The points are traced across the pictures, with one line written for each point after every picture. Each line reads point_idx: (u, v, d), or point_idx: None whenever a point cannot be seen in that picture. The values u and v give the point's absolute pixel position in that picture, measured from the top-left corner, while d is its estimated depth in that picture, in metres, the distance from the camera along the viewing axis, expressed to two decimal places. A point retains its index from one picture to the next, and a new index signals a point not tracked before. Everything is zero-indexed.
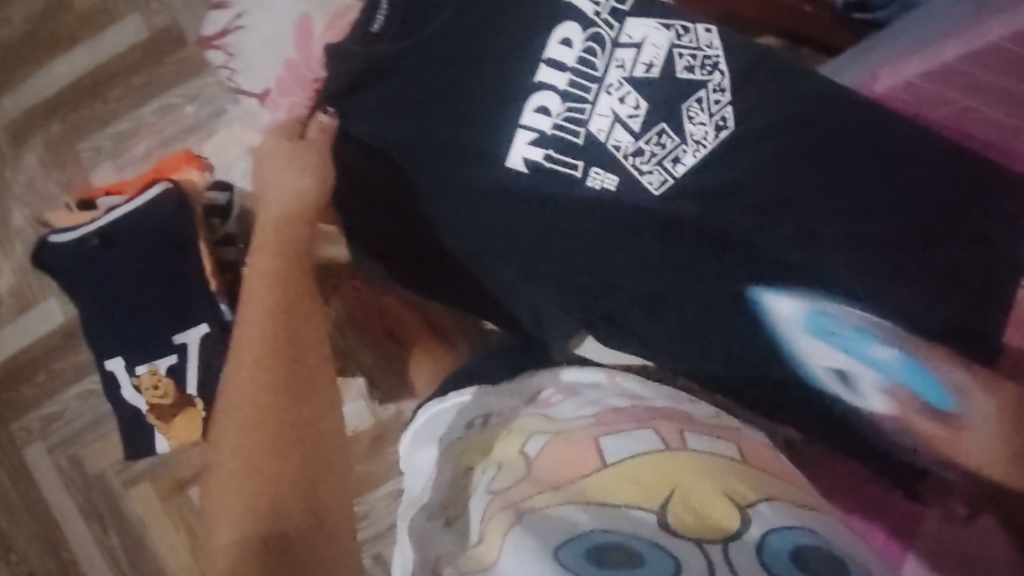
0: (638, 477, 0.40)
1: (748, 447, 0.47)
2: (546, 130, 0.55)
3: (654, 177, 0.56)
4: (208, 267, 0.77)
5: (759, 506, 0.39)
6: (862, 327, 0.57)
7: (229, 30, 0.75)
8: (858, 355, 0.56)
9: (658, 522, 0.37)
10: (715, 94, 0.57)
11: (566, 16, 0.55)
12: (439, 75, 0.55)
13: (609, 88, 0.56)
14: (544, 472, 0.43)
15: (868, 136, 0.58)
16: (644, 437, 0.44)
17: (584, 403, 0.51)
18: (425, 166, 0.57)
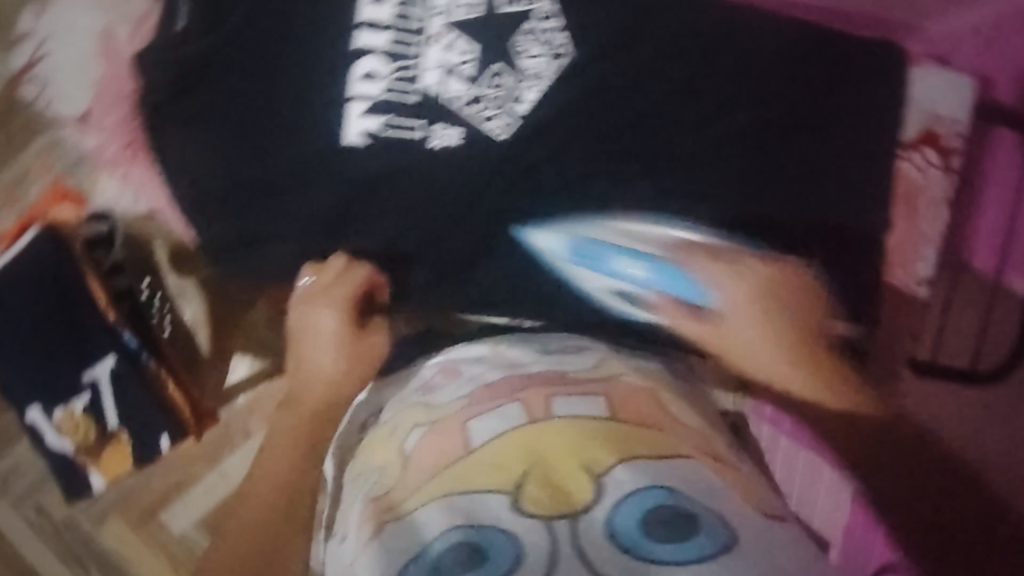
0: (497, 463, 0.40)
1: (622, 396, 0.46)
2: (377, 96, 0.54)
3: (498, 121, 0.54)
4: (101, 299, 0.76)
5: (616, 470, 0.38)
6: (603, 251, 0.54)
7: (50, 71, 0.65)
8: (609, 274, 0.55)
9: (512, 505, 0.37)
10: (543, 22, 0.56)
11: None
12: (258, 66, 0.54)
13: (432, 39, 0.54)
14: (413, 470, 0.42)
15: (704, 41, 0.57)
16: (509, 411, 0.43)
17: (465, 381, 0.50)
18: (263, 158, 0.55)
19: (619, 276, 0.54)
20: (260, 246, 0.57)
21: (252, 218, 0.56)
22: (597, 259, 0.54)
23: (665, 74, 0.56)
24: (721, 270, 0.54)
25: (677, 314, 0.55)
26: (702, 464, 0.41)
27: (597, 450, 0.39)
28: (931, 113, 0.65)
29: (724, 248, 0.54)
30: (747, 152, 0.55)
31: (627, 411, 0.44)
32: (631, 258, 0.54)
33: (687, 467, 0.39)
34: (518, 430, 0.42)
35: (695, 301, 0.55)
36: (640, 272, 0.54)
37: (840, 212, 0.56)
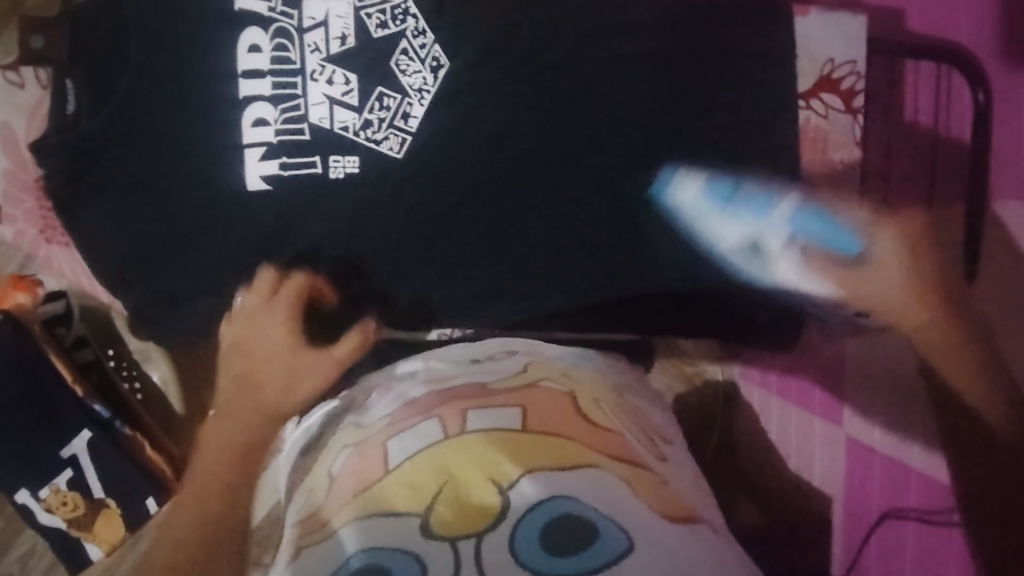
0: (413, 484, 0.43)
1: (538, 402, 0.49)
2: (271, 139, 0.56)
3: (392, 141, 0.57)
4: (68, 375, 0.78)
5: (521, 484, 0.41)
6: (742, 196, 0.58)
7: None
8: (754, 215, 0.59)
9: (422, 528, 0.40)
10: (418, 38, 0.57)
11: (245, 23, 0.55)
12: (153, 129, 0.55)
13: (312, 74, 0.56)
14: (337, 491, 0.46)
15: (584, 27, 0.58)
16: (427, 429, 0.47)
17: (390, 398, 0.54)
18: (176, 215, 0.56)
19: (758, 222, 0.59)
20: (188, 304, 0.59)
21: (176, 278, 0.58)
22: (741, 203, 0.58)
23: (544, 67, 0.58)
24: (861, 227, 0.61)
25: (828, 266, 0.59)
26: (609, 473, 0.43)
27: (505, 463, 0.43)
28: (826, 59, 0.64)
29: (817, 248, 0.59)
30: (635, 136, 0.57)
31: (539, 421, 0.47)
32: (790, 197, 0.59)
33: (592, 481, 0.42)
34: (436, 447, 0.45)
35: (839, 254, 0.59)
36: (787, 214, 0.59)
37: (741, 170, 0.58)
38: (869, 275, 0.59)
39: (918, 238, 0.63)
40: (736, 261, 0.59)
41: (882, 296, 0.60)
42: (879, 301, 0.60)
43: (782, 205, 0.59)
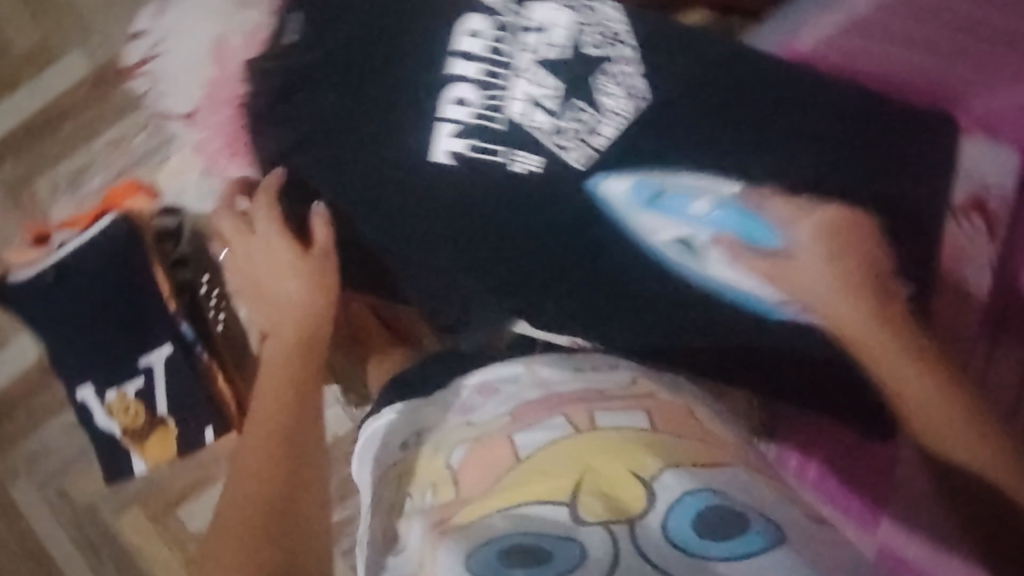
0: (550, 473, 0.56)
1: (656, 409, 0.62)
2: (466, 120, 0.57)
3: (577, 152, 0.58)
4: (164, 289, 0.79)
5: (662, 476, 0.54)
6: (665, 194, 0.59)
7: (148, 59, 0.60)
8: (676, 212, 0.60)
9: (571, 513, 0.53)
10: (623, 66, 0.59)
11: (469, 8, 0.57)
12: (354, 81, 0.56)
13: (519, 72, 0.57)
14: (473, 479, 0.59)
15: (778, 94, 0.62)
16: (556, 424, 0.60)
17: (503, 399, 0.65)
18: (355, 169, 0.58)
19: (686, 217, 0.60)
20: None
21: None
22: (664, 202, 0.59)
23: (739, 124, 0.60)
24: (793, 215, 0.60)
25: (750, 261, 0.60)
26: (736, 473, 0.57)
27: (642, 460, 0.55)
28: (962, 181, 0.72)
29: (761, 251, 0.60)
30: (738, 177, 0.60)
31: (661, 426, 0.60)
32: (703, 201, 0.59)
33: (721, 477, 0.56)
34: (567, 438, 0.58)
35: (769, 244, 0.60)
36: (707, 209, 0.59)
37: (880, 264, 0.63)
38: (791, 266, 0.60)
39: (853, 227, 0.60)
40: (668, 255, 0.62)
41: (807, 287, 0.60)
42: (810, 295, 0.60)
43: (701, 204, 0.59)
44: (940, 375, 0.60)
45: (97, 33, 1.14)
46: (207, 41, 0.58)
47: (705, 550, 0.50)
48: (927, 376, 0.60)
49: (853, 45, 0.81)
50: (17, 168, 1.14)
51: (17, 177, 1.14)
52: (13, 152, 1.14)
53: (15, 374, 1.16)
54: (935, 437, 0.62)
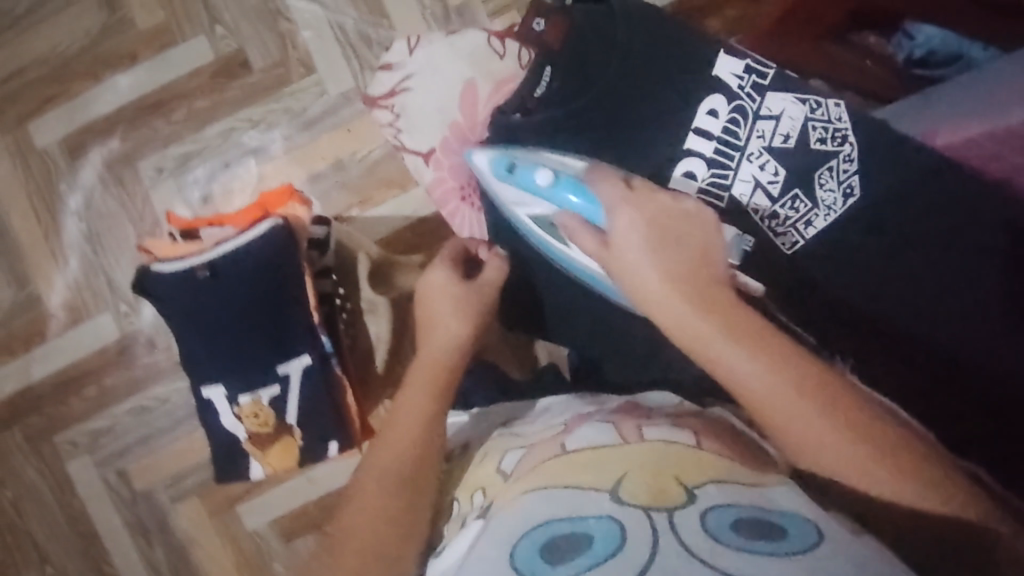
0: (593, 471, 0.55)
1: (709, 433, 0.61)
2: (693, 191, 0.74)
3: (788, 238, 0.72)
4: (310, 301, 0.80)
5: (706, 486, 0.51)
6: (514, 169, 0.73)
7: (394, 92, 0.90)
8: (525, 184, 0.72)
9: (612, 498, 0.50)
10: (845, 163, 0.72)
11: (715, 89, 0.74)
12: (605, 146, 0.75)
13: (749, 156, 0.73)
14: (520, 472, 0.60)
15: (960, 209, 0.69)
16: (607, 433, 0.61)
17: (553, 415, 0.70)
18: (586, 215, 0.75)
19: (535, 188, 0.72)
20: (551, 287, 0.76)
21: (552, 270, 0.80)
22: (516, 172, 0.73)
23: (899, 226, 0.71)
24: (620, 198, 0.64)
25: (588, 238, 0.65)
26: (787, 491, 0.52)
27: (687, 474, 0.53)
28: None
29: (584, 232, 0.65)
30: (793, 264, 0.72)
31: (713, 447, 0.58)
32: (547, 172, 0.71)
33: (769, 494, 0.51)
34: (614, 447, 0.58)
35: (597, 223, 0.66)
36: (547, 180, 0.70)
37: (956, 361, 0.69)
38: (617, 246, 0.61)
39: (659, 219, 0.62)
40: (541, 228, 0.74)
41: (634, 267, 0.59)
42: (638, 289, 0.59)
43: (542, 175, 0.71)
44: (830, 391, 0.52)
45: (220, 20, 1.13)
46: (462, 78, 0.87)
47: (740, 543, 0.44)
48: (779, 383, 0.51)
49: (990, 152, 0.84)
50: (123, 146, 1.13)
51: (122, 156, 1.13)
52: (118, 128, 1.13)
53: (83, 351, 1.13)
54: (805, 456, 0.52)
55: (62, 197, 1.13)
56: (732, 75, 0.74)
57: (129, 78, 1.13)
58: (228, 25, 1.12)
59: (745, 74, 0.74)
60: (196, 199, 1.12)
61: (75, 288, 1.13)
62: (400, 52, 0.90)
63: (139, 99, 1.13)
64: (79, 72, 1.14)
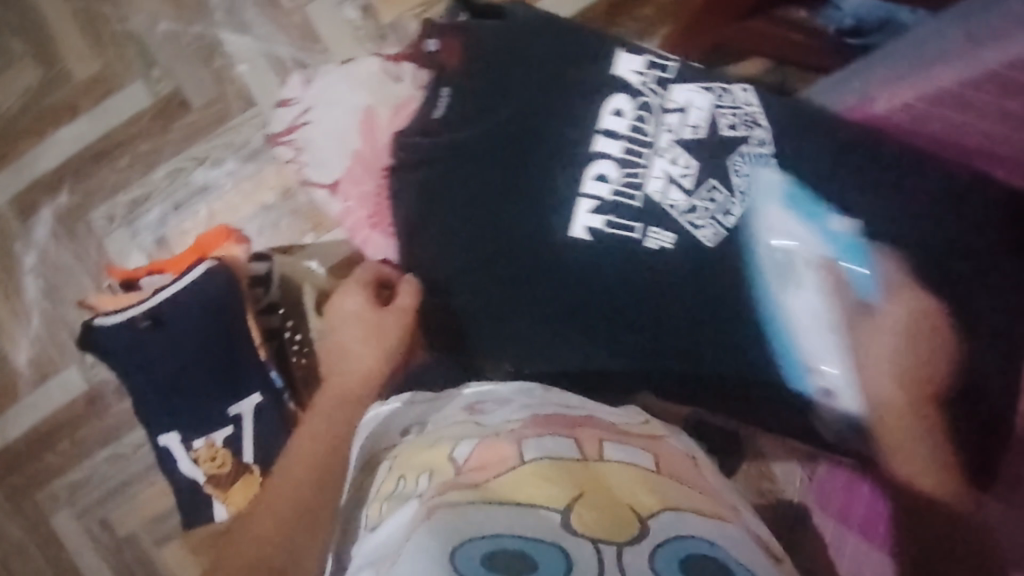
0: (554, 481, 0.53)
1: (664, 455, 0.62)
2: (604, 197, 0.63)
3: (711, 233, 0.63)
4: (256, 337, 0.80)
5: (660, 517, 0.51)
6: (809, 209, 0.64)
7: (296, 126, 0.83)
8: (807, 217, 0.64)
9: (563, 519, 0.48)
10: (759, 146, 0.65)
11: (611, 88, 0.64)
12: (503, 150, 0.64)
13: (661, 151, 0.64)
14: (474, 468, 0.55)
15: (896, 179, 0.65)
16: (568, 443, 0.58)
17: (512, 409, 0.64)
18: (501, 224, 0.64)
19: (823, 231, 0.65)
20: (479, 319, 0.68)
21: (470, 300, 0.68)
22: (805, 210, 0.64)
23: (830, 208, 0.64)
24: (898, 280, 0.64)
25: (843, 301, 0.64)
26: (733, 528, 0.54)
27: (644, 501, 0.52)
28: None
29: (850, 288, 0.65)
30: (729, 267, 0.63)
31: (667, 470, 0.59)
32: (838, 221, 0.65)
33: (718, 529, 0.52)
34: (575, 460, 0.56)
35: (862, 292, 0.64)
36: (841, 229, 0.65)
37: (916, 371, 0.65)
38: (878, 320, 0.64)
39: (925, 312, 0.63)
40: (771, 260, 0.64)
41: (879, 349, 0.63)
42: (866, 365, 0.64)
43: (834, 223, 0.65)
44: (923, 419, 0.64)
45: (157, 63, 1.13)
46: (356, 104, 0.77)
47: None
48: (930, 418, 0.64)
49: (923, 113, 0.86)
50: (73, 199, 1.12)
51: (73, 209, 1.12)
52: (64, 180, 1.13)
53: (54, 406, 1.13)
54: (893, 463, 0.67)
55: (18, 256, 1.12)
56: (632, 72, 0.65)
57: (72, 130, 1.13)
58: (164, 67, 1.13)
59: (645, 68, 0.65)
60: (150, 243, 1.12)
61: (40, 345, 1.12)
62: (299, 88, 0.85)
63: (83, 150, 1.13)
64: (23, 130, 1.13)
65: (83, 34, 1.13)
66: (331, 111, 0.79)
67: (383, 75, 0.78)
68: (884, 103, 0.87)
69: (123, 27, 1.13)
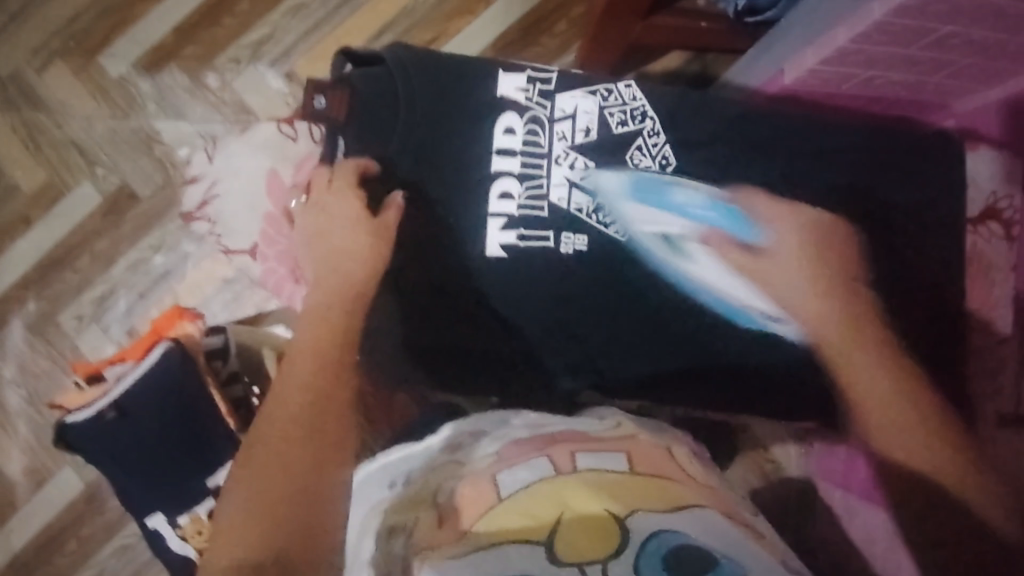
0: (527, 510, 0.51)
1: (638, 453, 0.59)
2: (513, 211, 0.71)
3: (618, 227, 0.72)
4: (223, 409, 0.82)
5: (636, 517, 0.49)
6: (648, 201, 0.72)
7: (205, 200, 0.83)
8: (665, 203, 0.72)
9: (547, 553, 0.47)
10: (653, 138, 0.73)
11: (504, 108, 0.72)
12: (422, 177, 0.71)
13: (557, 159, 0.72)
14: (453, 514, 0.54)
15: (792, 142, 0.74)
16: (538, 464, 0.56)
17: (491, 441, 0.63)
18: (431, 252, 0.72)
19: (680, 210, 0.71)
20: (431, 348, 0.72)
21: (426, 326, 0.72)
22: (654, 193, 0.72)
23: (748, 173, 0.73)
24: (781, 215, 0.72)
25: (732, 253, 0.71)
26: (707, 512, 0.52)
27: (619, 506, 0.50)
28: (990, 192, 0.78)
29: (733, 248, 0.71)
30: (633, 252, 0.72)
31: (644, 467, 0.57)
32: (688, 189, 0.71)
33: (693, 516, 0.50)
34: (545, 480, 0.54)
35: (748, 239, 0.71)
36: (700, 203, 0.71)
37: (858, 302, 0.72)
38: (770, 260, 0.71)
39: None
40: (651, 247, 0.72)
41: (786, 277, 0.70)
42: (792, 303, 0.70)
43: (685, 195, 0.72)
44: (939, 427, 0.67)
45: (101, 160, 1.16)
46: (264, 170, 0.80)
47: None
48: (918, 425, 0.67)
49: (834, 73, 0.87)
50: (41, 306, 1.15)
51: (42, 314, 1.15)
52: (29, 289, 1.15)
53: (54, 510, 1.14)
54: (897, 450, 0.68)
55: None
56: (518, 91, 0.73)
57: (29, 240, 1.16)
58: (107, 164, 1.16)
59: (528, 85, 0.73)
60: (121, 335, 1.14)
61: (30, 452, 1.14)
62: (202, 164, 0.85)
63: (43, 256, 1.16)
64: None
65: (24, 145, 1.16)
66: (239, 178, 0.81)
67: (281, 138, 0.81)
68: (795, 72, 0.88)
69: (62, 133, 1.16)
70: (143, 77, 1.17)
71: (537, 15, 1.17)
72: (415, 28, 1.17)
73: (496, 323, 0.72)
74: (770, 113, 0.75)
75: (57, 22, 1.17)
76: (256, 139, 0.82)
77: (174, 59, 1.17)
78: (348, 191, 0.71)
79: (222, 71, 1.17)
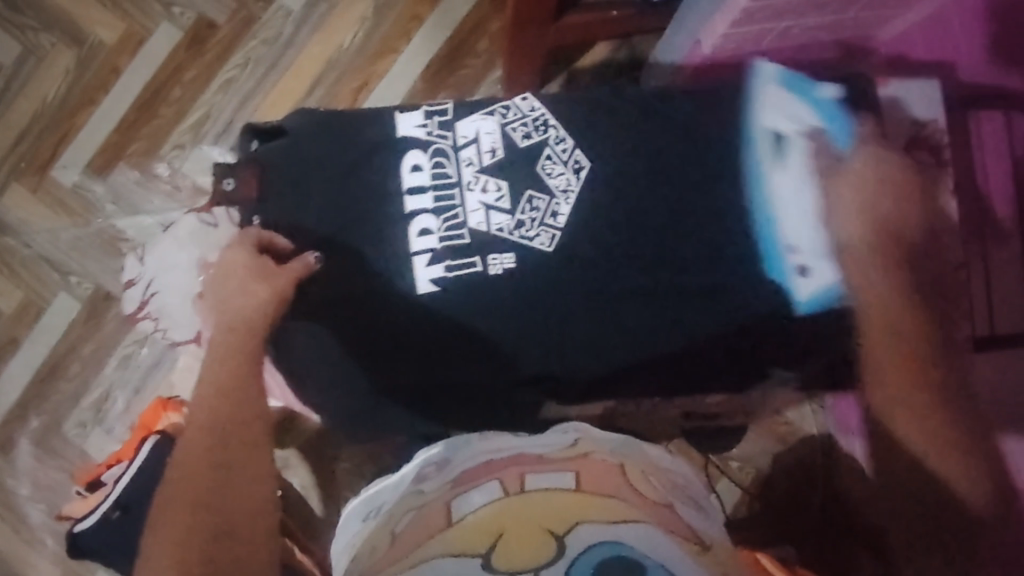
0: (475, 528, 0.53)
1: (587, 470, 0.60)
2: (436, 245, 0.75)
3: (543, 236, 0.76)
4: None
5: (575, 531, 0.51)
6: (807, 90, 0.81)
7: (145, 301, 0.82)
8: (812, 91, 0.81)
9: (484, 564, 0.49)
10: (560, 145, 0.77)
11: (409, 148, 0.76)
12: (343, 230, 0.75)
13: (470, 185, 0.76)
14: (403, 539, 0.56)
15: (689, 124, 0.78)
16: (487, 488, 0.58)
17: (447, 473, 0.64)
18: (361, 303, 0.74)
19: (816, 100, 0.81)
20: (386, 392, 0.75)
21: (375, 366, 0.74)
22: (804, 85, 0.81)
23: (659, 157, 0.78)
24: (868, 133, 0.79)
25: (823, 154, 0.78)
26: (648, 525, 0.52)
27: (561, 523, 0.52)
28: (912, 121, 0.81)
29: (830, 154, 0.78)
30: (563, 258, 0.75)
31: (588, 485, 0.57)
32: (830, 86, 0.81)
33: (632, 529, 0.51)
34: (494, 503, 0.56)
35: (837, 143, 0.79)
36: (830, 93, 0.81)
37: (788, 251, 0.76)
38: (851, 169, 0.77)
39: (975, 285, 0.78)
40: (763, 146, 0.78)
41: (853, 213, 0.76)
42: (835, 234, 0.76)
43: (827, 90, 0.81)
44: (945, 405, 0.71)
45: (72, 268, 1.19)
46: (195, 261, 0.78)
47: None
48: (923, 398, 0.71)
49: (746, 33, 0.86)
50: (43, 420, 1.18)
51: (46, 427, 1.17)
52: (28, 406, 1.18)
53: None
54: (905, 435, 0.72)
55: (12, 490, 1.17)
56: (418, 128, 0.77)
57: (19, 359, 1.18)
58: (78, 272, 1.18)
59: (427, 120, 0.78)
60: (124, 432, 1.17)
61: (62, 562, 1.16)
62: (135, 265, 0.84)
63: (35, 371, 1.18)
64: None
65: None
66: (172, 274, 0.79)
67: (202, 227, 0.78)
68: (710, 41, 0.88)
69: (30, 251, 1.19)
70: (96, 181, 1.20)
71: (457, 40, 1.19)
72: (344, 76, 1.19)
73: (438, 356, 0.74)
74: (669, 94, 0.80)
75: (5, 148, 1.20)
76: (180, 232, 0.79)
77: (120, 157, 1.20)
78: (242, 252, 0.73)
79: (169, 159, 1.19)
